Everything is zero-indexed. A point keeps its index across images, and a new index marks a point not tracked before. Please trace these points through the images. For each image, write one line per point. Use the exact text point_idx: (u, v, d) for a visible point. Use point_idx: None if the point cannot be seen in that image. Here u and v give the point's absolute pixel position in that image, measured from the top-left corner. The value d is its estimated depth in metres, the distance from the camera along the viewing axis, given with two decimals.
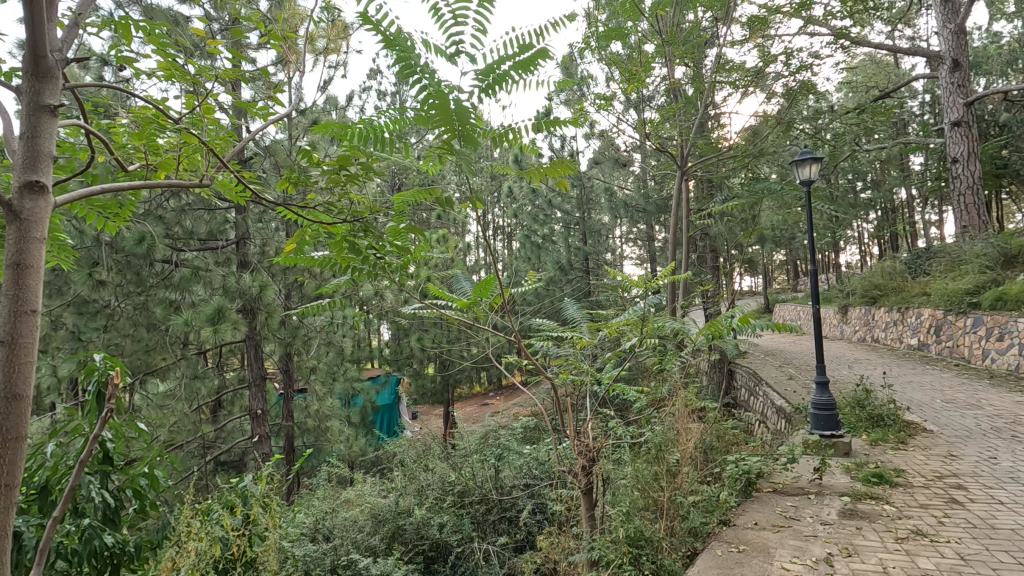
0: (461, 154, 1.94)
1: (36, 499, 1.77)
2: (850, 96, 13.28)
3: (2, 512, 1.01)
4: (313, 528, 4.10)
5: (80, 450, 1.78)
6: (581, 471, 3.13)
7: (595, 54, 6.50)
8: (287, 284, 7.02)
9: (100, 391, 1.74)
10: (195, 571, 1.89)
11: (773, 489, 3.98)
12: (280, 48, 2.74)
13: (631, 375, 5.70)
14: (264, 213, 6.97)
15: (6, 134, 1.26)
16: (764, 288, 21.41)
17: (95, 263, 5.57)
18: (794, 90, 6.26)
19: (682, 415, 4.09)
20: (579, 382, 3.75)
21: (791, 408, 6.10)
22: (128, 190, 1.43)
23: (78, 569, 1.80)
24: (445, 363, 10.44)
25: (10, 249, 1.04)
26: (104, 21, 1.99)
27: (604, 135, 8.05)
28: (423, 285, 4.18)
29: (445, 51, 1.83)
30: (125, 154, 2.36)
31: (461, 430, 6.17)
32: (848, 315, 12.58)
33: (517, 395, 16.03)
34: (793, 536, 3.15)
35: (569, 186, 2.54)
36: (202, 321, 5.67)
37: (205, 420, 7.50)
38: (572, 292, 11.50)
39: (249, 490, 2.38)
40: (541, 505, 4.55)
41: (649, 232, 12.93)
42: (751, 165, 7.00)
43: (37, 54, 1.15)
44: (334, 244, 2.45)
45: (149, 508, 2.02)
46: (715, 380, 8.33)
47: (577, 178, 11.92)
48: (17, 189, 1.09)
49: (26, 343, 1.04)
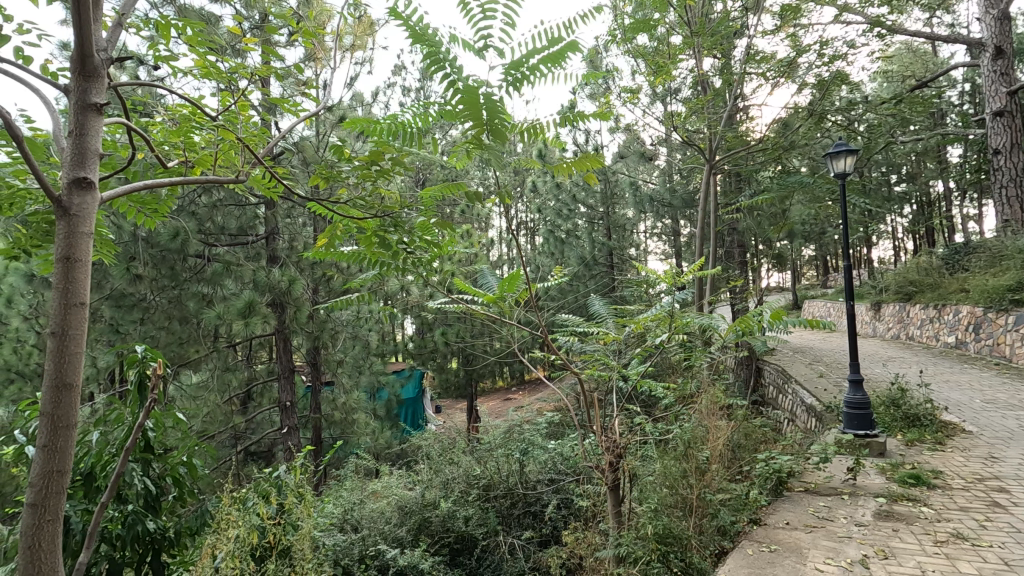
0: (489, 149, 1.88)
1: (82, 485, 1.85)
2: (885, 86, 12.88)
3: (56, 497, 1.07)
4: (342, 517, 4.15)
5: (123, 439, 1.85)
6: (608, 467, 3.11)
7: (621, 46, 6.42)
8: (315, 279, 7.14)
9: (141, 382, 1.85)
10: (235, 559, 1.93)
11: (805, 489, 3.90)
12: (311, 45, 2.76)
13: (657, 371, 5.65)
14: (293, 208, 7.10)
15: (53, 134, 1.31)
16: (795, 285, 20.95)
17: (132, 257, 5.75)
18: (827, 81, 6.10)
19: (710, 412, 4.03)
20: (606, 377, 3.69)
21: (822, 407, 5.98)
22: (166, 187, 1.46)
23: (120, 553, 1.86)
24: (469, 357, 10.54)
25: (60, 243, 1.08)
26: (142, 21, 2.04)
27: (629, 129, 7.96)
28: (449, 280, 4.19)
29: (474, 45, 1.73)
30: (163, 151, 2.41)
31: (486, 424, 6.21)
32: (881, 312, 12.23)
33: (540, 390, 16.05)
34: (827, 536, 3.10)
35: (597, 181, 2.49)
36: (235, 314, 5.81)
37: (236, 411, 7.70)
38: (596, 288, 11.42)
39: (283, 480, 2.43)
40: (567, 500, 4.56)
41: (675, 227, 12.78)
42: (782, 158, 6.85)
43: (84, 53, 1.18)
44: (364, 240, 2.46)
45: (188, 495, 2.09)
46: (743, 378, 8.21)
47: (602, 172, 11.84)
48: (67, 186, 1.12)
49: (76, 334, 1.08)
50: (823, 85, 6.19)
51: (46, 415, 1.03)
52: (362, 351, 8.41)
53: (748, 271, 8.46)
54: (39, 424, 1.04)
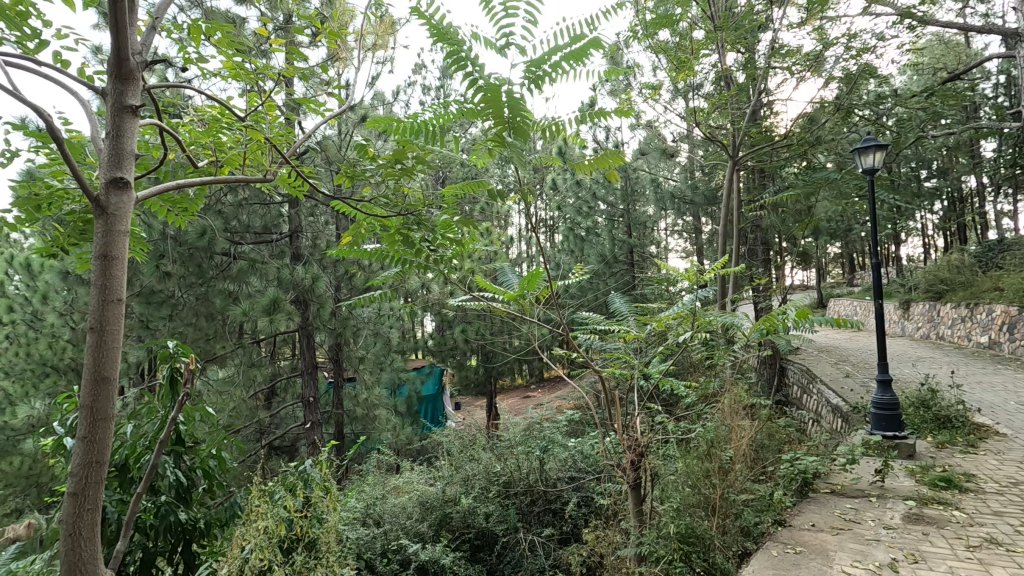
0: (511, 146, 1.87)
1: (117, 476, 1.91)
2: (915, 79, 12.50)
3: (95, 487, 1.10)
4: (364, 512, 4.19)
5: (156, 431, 1.91)
6: (629, 466, 3.08)
7: (641, 42, 6.38)
8: (338, 276, 7.23)
9: (172, 377, 1.91)
10: (264, 550, 1.98)
11: (831, 490, 3.85)
12: (335, 45, 2.78)
13: (679, 371, 5.61)
14: (316, 208, 7.22)
15: (91, 136, 1.35)
16: (820, 284, 20.51)
17: (161, 256, 5.92)
18: (855, 75, 5.97)
19: (733, 412, 3.97)
20: (628, 376, 3.65)
21: (848, 407, 5.89)
22: (198, 187, 1.50)
23: (154, 543, 1.92)
24: (489, 355, 10.59)
25: (98, 242, 1.12)
26: (174, 24, 2.08)
27: (650, 125, 7.90)
28: (469, 278, 4.22)
29: (495, 44, 1.74)
30: (193, 151, 2.46)
31: (507, 421, 6.22)
32: (910, 311, 11.89)
33: (560, 388, 16.01)
34: (854, 539, 3.05)
35: (619, 178, 2.46)
36: (260, 311, 5.96)
37: (261, 406, 7.87)
38: (616, 286, 11.36)
39: (310, 474, 2.46)
40: (586, 498, 4.59)
41: (696, 224, 12.73)
42: (808, 154, 6.73)
43: (121, 57, 1.22)
44: (388, 238, 2.47)
45: (216, 488, 2.14)
46: (766, 377, 8.08)
47: (623, 169, 11.77)
48: (104, 186, 1.16)
49: (114, 330, 1.11)
50: (850, 79, 6.05)
51: (86, 407, 1.07)
52: (383, 348, 8.50)
53: (772, 269, 8.32)
54: (79, 416, 1.07)
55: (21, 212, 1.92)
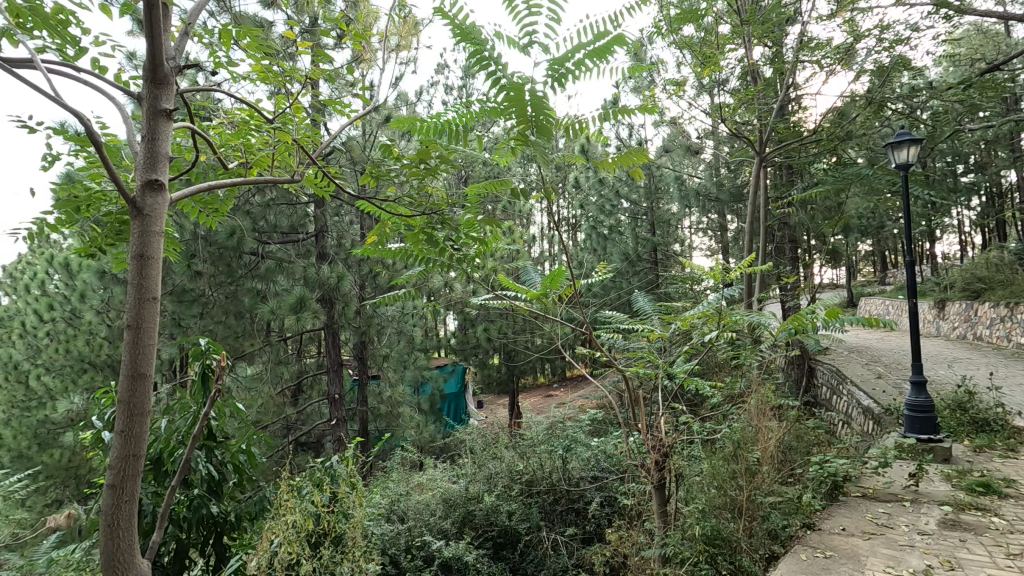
0: (535, 146, 1.86)
1: (152, 469, 1.98)
2: (952, 70, 12.07)
3: (132, 480, 1.14)
4: (389, 508, 4.23)
5: (189, 426, 1.97)
6: (653, 466, 3.04)
7: (666, 38, 6.30)
8: (363, 275, 7.34)
9: (204, 373, 1.97)
10: (292, 544, 2.03)
11: (862, 494, 3.77)
12: (360, 47, 2.82)
13: (704, 371, 5.55)
14: (341, 208, 7.32)
15: (127, 140, 1.40)
16: (849, 283, 19.98)
17: (193, 255, 6.09)
18: (887, 67, 5.81)
19: (760, 413, 3.90)
20: (652, 375, 3.60)
21: (880, 409, 5.75)
22: (228, 188, 1.53)
23: (187, 534, 1.98)
24: (511, 354, 10.61)
25: (135, 243, 1.16)
26: (206, 29, 2.13)
27: (675, 122, 7.80)
28: (492, 276, 4.22)
29: (518, 43, 1.74)
30: (223, 152, 2.52)
31: (530, 420, 6.22)
32: (945, 311, 11.52)
33: (582, 387, 15.94)
34: (887, 544, 2.98)
35: (644, 176, 2.43)
36: (287, 309, 6.09)
37: (288, 403, 8.03)
38: (640, 284, 11.26)
39: (337, 469, 2.50)
40: (609, 497, 4.60)
41: (722, 222, 12.54)
42: (838, 149, 6.58)
43: (155, 63, 1.25)
44: (412, 237, 2.50)
45: (246, 482, 2.19)
46: (794, 378, 7.92)
47: (646, 167, 11.66)
48: (140, 187, 1.19)
49: (150, 328, 1.14)
50: (882, 72, 5.88)
51: (123, 403, 1.10)
52: (407, 347, 8.58)
53: (800, 267, 8.14)
54: (117, 411, 1.10)
55: (62, 214, 1.98)
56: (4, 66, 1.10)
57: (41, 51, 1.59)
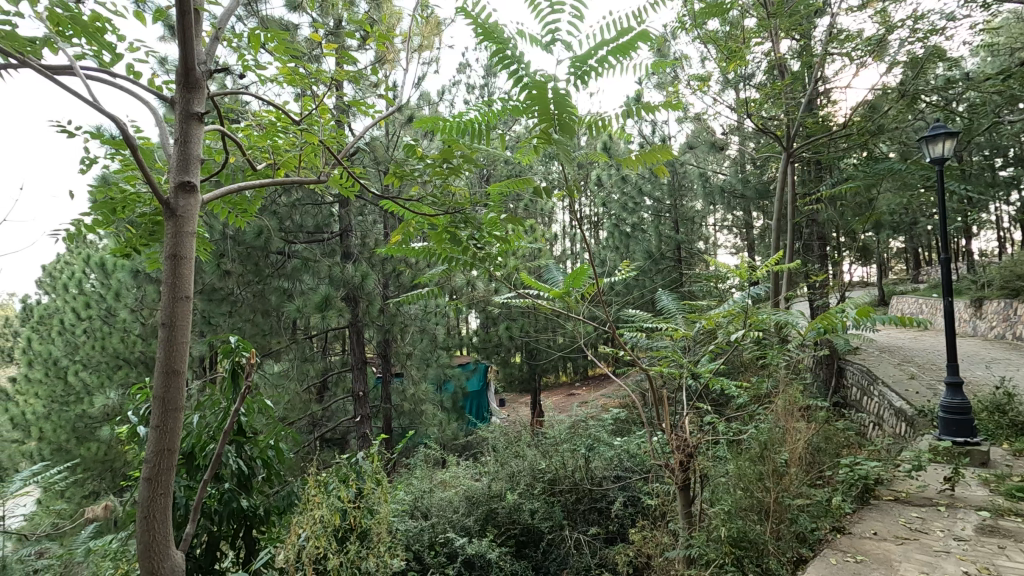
0: (558, 144, 1.84)
1: (185, 463, 2.03)
2: (991, 60, 11.62)
3: (166, 473, 1.17)
4: (413, 504, 4.27)
5: (221, 421, 2.02)
6: (677, 466, 3.01)
7: (690, 33, 6.21)
8: (387, 274, 7.42)
9: (235, 370, 2.02)
10: (320, 539, 2.07)
11: (894, 498, 3.68)
12: (384, 48, 2.84)
13: (729, 370, 5.47)
14: (365, 207, 7.40)
15: (161, 144, 1.44)
16: (880, 282, 19.44)
17: (222, 255, 6.24)
18: (921, 59, 5.63)
19: (788, 413, 3.82)
20: (676, 374, 3.56)
21: (913, 411, 5.59)
22: (257, 189, 1.56)
23: (218, 527, 2.03)
24: (533, 352, 10.60)
25: (169, 243, 1.19)
26: (235, 34, 2.18)
27: (699, 117, 7.69)
28: (515, 274, 4.22)
29: (541, 40, 1.74)
30: (252, 154, 2.58)
31: (552, 418, 6.21)
32: (982, 310, 11.13)
33: (605, 386, 15.84)
34: (921, 549, 2.91)
35: (669, 173, 2.40)
36: (313, 307, 6.20)
37: (314, 400, 8.16)
38: (664, 283, 11.14)
39: (362, 466, 2.54)
40: (633, 497, 4.58)
41: (747, 219, 12.33)
42: (869, 144, 6.41)
43: (188, 67, 1.29)
44: (436, 236, 2.51)
45: (274, 477, 2.23)
46: (822, 378, 7.74)
47: (670, 164, 11.52)
48: (174, 189, 1.23)
49: (183, 326, 1.17)
50: (916, 63, 5.72)
51: (158, 398, 1.13)
52: (430, 345, 8.64)
53: (829, 265, 7.95)
54: (152, 406, 1.14)
55: (98, 215, 2.06)
56: (47, 74, 1.14)
57: (80, 58, 1.65)
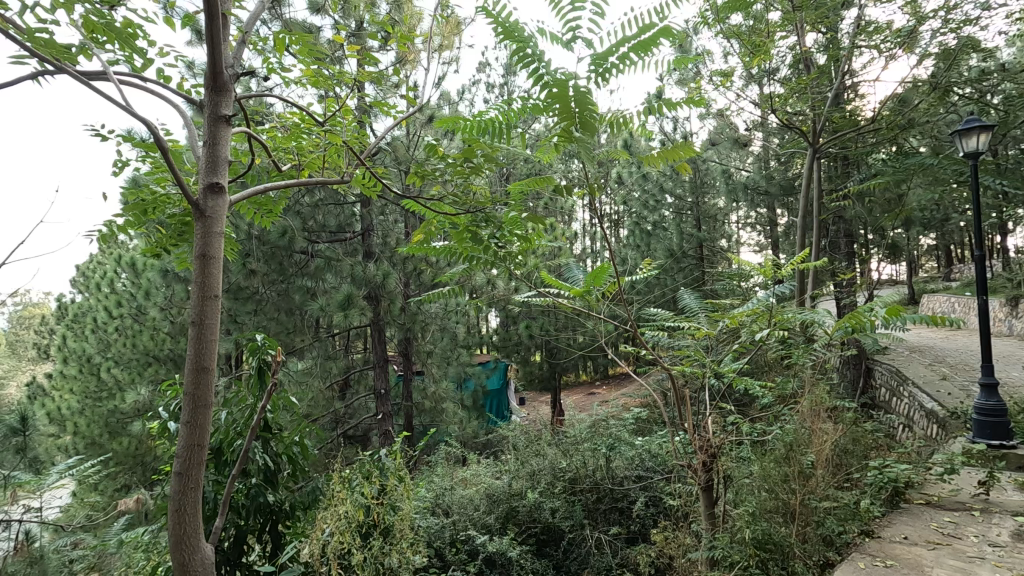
0: (580, 142, 1.84)
1: (214, 458, 2.08)
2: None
3: (196, 468, 1.19)
4: (434, 501, 4.30)
5: (248, 418, 2.07)
6: (701, 467, 2.97)
7: (712, 28, 6.12)
8: (408, 272, 7.48)
9: (261, 367, 2.07)
10: (344, 534, 2.10)
11: (925, 502, 3.59)
12: (405, 49, 2.86)
13: (753, 370, 5.39)
14: (386, 207, 7.48)
15: (190, 147, 1.47)
16: (909, 280, 18.92)
17: (248, 255, 6.37)
18: (954, 50, 5.46)
19: (814, 414, 3.75)
20: (699, 374, 3.52)
21: (945, 413, 5.44)
22: (282, 190, 1.58)
23: (245, 521, 2.07)
24: (553, 351, 10.59)
25: (198, 243, 1.22)
26: (261, 38, 2.22)
27: (722, 113, 7.58)
28: (535, 273, 4.22)
29: (562, 38, 1.75)
30: (277, 155, 2.62)
31: (572, 417, 6.18)
32: (1018, 309, 10.76)
33: (626, 386, 15.72)
34: (953, 555, 2.84)
35: (691, 170, 2.37)
36: (336, 306, 6.29)
37: (336, 397, 8.27)
38: (685, 281, 11.02)
39: (385, 463, 2.56)
40: (654, 498, 4.54)
41: (772, 216, 12.13)
42: (899, 138, 6.24)
43: (215, 71, 1.31)
44: (457, 235, 2.52)
45: (299, 473, 2.27)
46: (850, 379, 7.57)
47: (692, 161, 11.38)
48: (202, 190, 1.26)
49: (212, 323, 1.20)
50: (948, 55, 5.55)
51: (188, 395, 1.16)
52: (450, 343, 8.70)
53: (856, 263, 7.77)
54: (183, 402, 1.16)
55: (130, 216, 2.11)
56: (82, 79, 1.16)
57: (114, 64, 1.70)
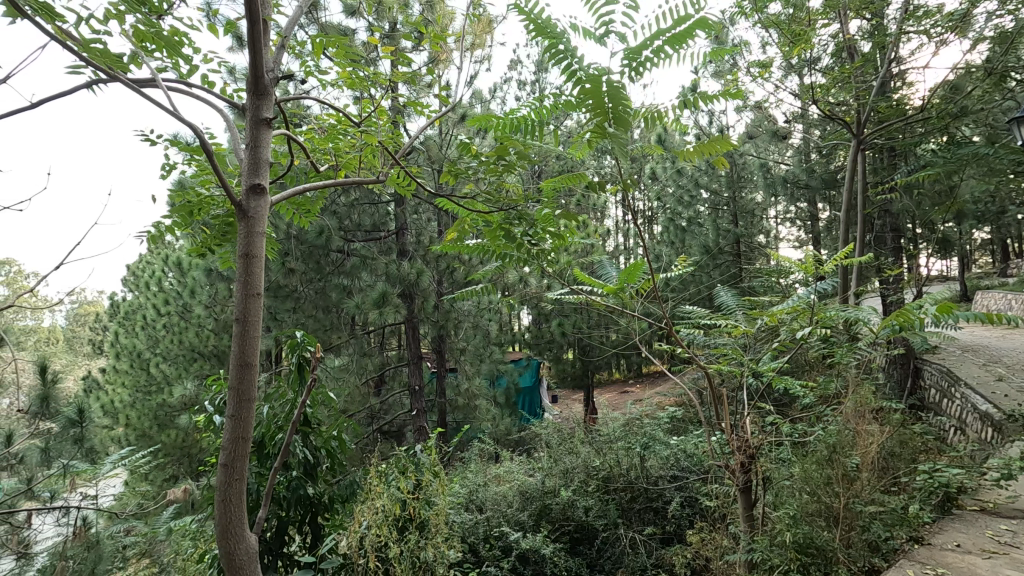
0: (614, 137, 1.82)
1: (257, 451, 2.16)
2: None
3: (239, 461, 1.23)
4: (468, 497, 4.33)
5: (289, 412, 2.13)
6: (739, 467, 2.90)
7: (749, 18, 5.97)
8: (441, 270, 7.56)
9: (301, 364, 2.13)
10: (381, 528, 2.14)
11: (980, 508, 3.42)
12: (438, 48, 2.88)
13: (793, 369, 5.23)
14: (419, 206, 7.58)
15: (232, 149, 1.52)
16: (962, 276, 18.04)
17: (287, 254, 6.55)
18: (1010, 33, 5.18)
19: (857, 415, 3.62)
20: (736, 373, 3.44)
21: (1001, 416, 5.17)
22: (320, 190, 1.62)
23: (287, 512, 2.14)
24: (586, 349, 10.54)
25: (241, 242, 1.25)
26: (299, 42, 2.27)
27: (760, 106, 7.39)
28: (569, 270, 4.20)
29: (595, 33, 1.74)
30: (315, 156, 2.68)
31: (606, 416, 6.14)
32: None
33: (661, 385, 15.49)
34: (1011, 565, 2.70)
35: (728, 164, 2.31)
36: (372, 303, 6.41)
37: (371, 393, 8.42)
38: (722, 278, 10.79)
39: (420, 458, 2.59)
40: (690, 498, 4.47)
41: (813, 211, 11.75)
42: (951, 127, 5.97)
43: (257, 75, 1.35)
44: (490, 233, 2.53)
45: (337, 467, 2.33)
46: (897, 379, 7.26)
47: (729, 155, 11.13)
48: (245, 191, 1.29)
49: (255, 320, 1.23)
50: (1004, 39, 5.27)
51: (233, 388, 1.20)
52: (483, 341, 8.76)
53: (904, 258, 7.46)
54: (228, 396, 1.20)
55: (178, 217, 2.20)
56: (133, 87, 1.22)
57: (162, 71, 1.76)
